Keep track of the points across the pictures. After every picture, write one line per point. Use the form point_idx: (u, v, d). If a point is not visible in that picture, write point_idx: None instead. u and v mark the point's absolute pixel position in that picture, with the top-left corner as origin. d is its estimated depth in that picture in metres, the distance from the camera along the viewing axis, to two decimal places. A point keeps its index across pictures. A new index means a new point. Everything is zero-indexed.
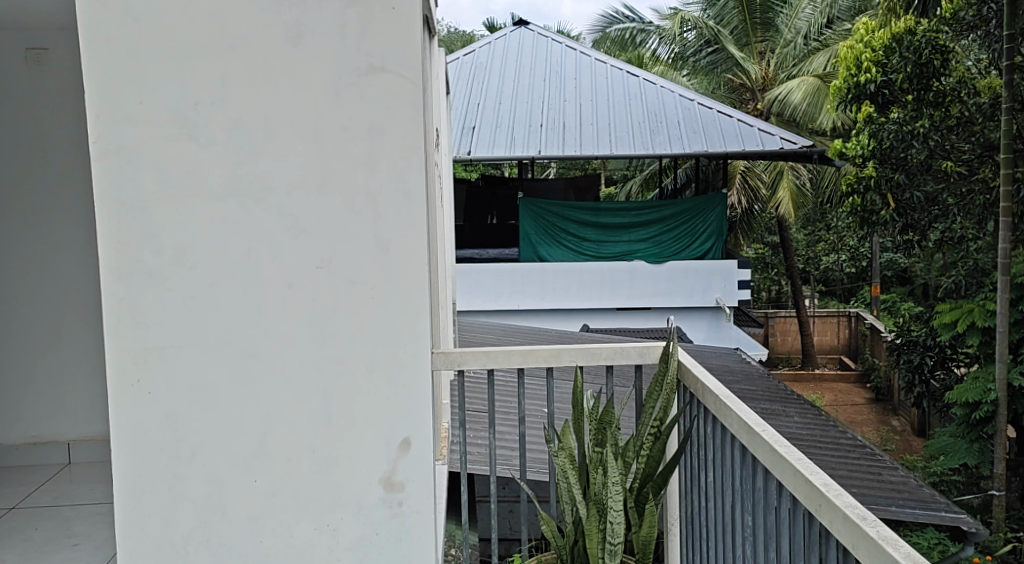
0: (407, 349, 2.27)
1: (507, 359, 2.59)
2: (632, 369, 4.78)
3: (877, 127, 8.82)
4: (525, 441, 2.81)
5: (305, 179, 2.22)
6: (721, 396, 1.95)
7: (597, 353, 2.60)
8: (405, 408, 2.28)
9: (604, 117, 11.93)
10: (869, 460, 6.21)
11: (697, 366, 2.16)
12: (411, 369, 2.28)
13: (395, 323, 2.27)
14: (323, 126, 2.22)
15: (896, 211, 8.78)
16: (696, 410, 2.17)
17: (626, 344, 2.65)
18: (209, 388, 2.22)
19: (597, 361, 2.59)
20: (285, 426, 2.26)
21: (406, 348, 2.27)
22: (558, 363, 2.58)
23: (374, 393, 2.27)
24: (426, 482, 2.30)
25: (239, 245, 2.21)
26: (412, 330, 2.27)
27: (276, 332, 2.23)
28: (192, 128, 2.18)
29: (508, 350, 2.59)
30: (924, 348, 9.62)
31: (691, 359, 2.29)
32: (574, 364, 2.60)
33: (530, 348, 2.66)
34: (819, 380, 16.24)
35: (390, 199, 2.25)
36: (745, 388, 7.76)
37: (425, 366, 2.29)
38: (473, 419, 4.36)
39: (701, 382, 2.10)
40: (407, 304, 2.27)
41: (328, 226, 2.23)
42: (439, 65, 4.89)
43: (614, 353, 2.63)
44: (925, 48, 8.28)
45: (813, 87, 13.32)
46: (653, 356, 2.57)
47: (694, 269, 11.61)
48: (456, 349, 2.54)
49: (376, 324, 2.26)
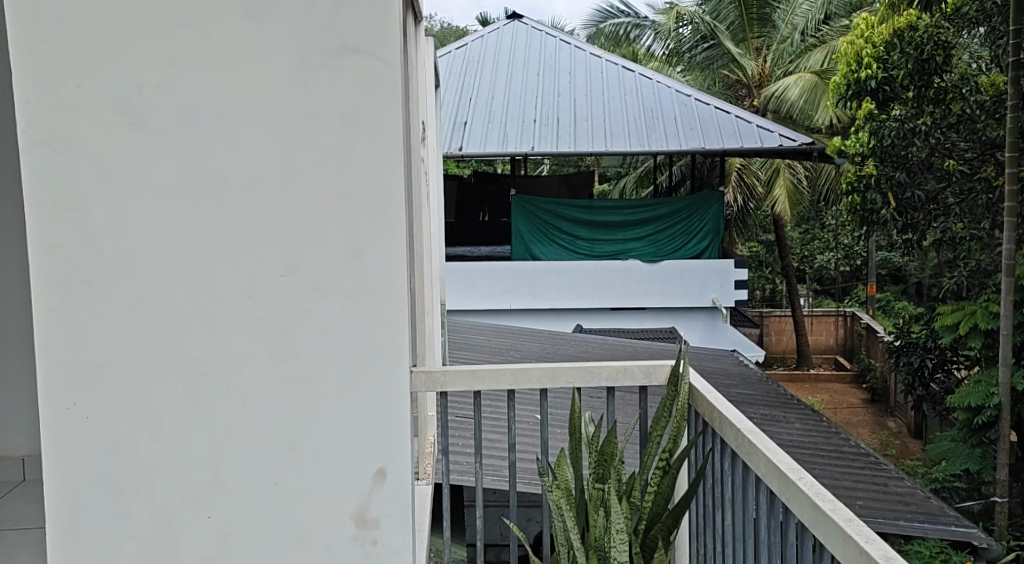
0: (388, 370, 2.01)
1: (497, 379, 2.34)
2: (636, 390, 4.50)
3: (878, 124, 8.51)
4: (513, 469, 2.53)
5: (266, 176, 1.95)
6: (744, 431, 1.69)
7: (598, 372, 2.36)
8: (385, 439, 2.02)
9: (599, 113, 11.66)
10: (875, 470, 5.99)
11: (710, 393, 1.92)
12: (391, 393, 2.02)
13: (371, 342, 2.01)
14: (288, 114, 1.95)
15: (897, 210, 8.56)
16: (712, 443, 1.92)
17: (630, 362, 2.41)
18: (157, 410, 1.96)
19: (597, 382, 2.35)
20: (242, 454, 1.99)
21: (386, 366, 2.01)
22: (555, 385, 2.34)
23: (347, 421, 2.02)
24: (403, 518, 2.04)
25: (187, 250, 1.94)
26: (392, 349, 2.01)
27: (235, 351, 1.97)
28: (136, 116, 1.91)
29: (498, 370, 2.34)
30: (924, 351, 9.42)
31: (705, 384, 2.05)
32: (571, 386, 2.36)
33: (522, 367, 2.41)
34: (814, 380, 16.07)
35: (365, 202, 1.98)
36: (744, 392, 7.57)
37: (404, 388, 2.04)
38: (463, 433, 4.11)
39: (717, 411, 1.86)
40: (387, 320, 2.01)
41: (294, 228, 1.97)
42: (428, 57, 4.69)
43: (617, 373, 2.39)
44: (927, 44, 8.09)
45: (810, 83, 13.13)
46: (660, 376, 2.32)
47: (689, 269, 11.37)
48: (440, 368, 2.31)
49: (349, 345, 2.00)
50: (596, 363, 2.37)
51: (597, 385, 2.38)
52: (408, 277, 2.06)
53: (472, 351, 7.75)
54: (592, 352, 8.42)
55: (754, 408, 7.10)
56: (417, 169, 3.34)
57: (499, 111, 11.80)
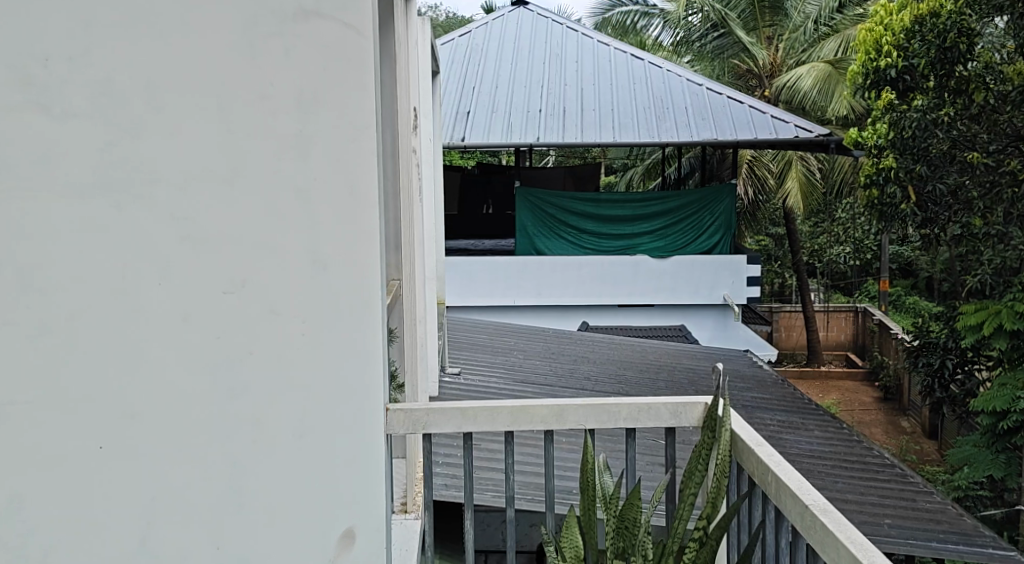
0: (364, 403, 1.88)
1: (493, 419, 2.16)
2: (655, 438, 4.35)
3: (898, 115, 8.12)
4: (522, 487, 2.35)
5: (202, 169, 1.58)
6: (814, 511, 1.62)
7: (617, 412, 2.36)
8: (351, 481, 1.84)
9: (606, 102, 11.27)
10: (902, 484, 5.61)
11: (777, 465, 1.85)
12: (366, 421, 1.90)
13: (344, 369, 1.81)
14: (228, 94, 1.60)
15: (916, 205, 8.12)
16: (771, 514, 1.87)
17: (655, 400, 2.41)
18: (75, 471, 1.51)
19: (617, 422, 2.36)
20: (176, 516, 1.60)
21: (364, 396, 1.89)
22: (561, 425, 2.35)
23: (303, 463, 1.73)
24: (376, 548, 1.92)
25: (108, 262, 1.52)
26: (367, 370, 1.90)
27: (174, 387, 1.58)
28: (41, 95, 1.46)
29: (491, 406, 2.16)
30: (944, 351, 9.09)
31: (752, 436, 2.06)
32: (580, 427, 2.36)
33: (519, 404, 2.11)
34: (824, 377, 15.66)
35: (334, 208, 1.76)
36: (757, 396, 7.19)
37: (375, 419, 1.96)
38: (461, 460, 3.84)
39: (773, 476, 1.82)
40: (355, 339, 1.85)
41: (240, 233, 1.62)
42: (422, 36, 4.24)
43: (639, 412, 2.39)
44: (951, 32, 7.61)
45: (824, 73, 12.66)
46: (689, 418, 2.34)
47: (700, 263, 11.07)
48: (422, 407, 2.32)
49: (322, 378, 1.75)
50: (612, 402, 2.38)
51: (617, 424, 2.39)
52: (362, 291, 1.86)
53: (471, 350, 7.41)
54: (598, 351, 8.10)
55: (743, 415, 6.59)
56: (406, 166, 3.04)
57: (502, 101, 11.41)
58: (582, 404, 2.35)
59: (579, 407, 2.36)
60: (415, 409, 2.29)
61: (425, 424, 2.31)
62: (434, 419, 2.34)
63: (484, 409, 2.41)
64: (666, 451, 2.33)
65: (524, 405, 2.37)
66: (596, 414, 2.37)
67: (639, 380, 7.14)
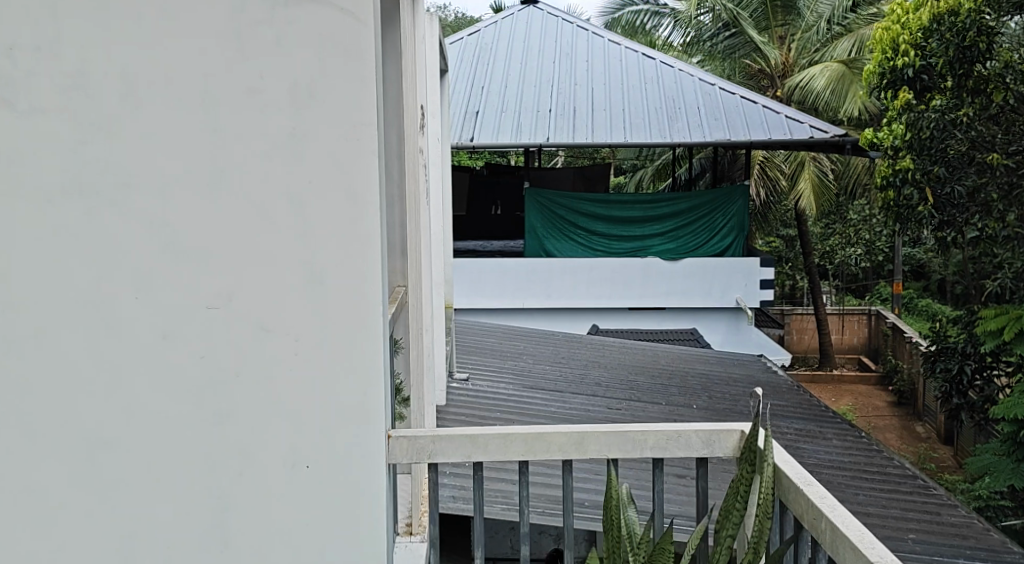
0: (371, 430, 1.71)
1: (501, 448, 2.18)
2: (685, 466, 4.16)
3: (916, 115, 7.86)
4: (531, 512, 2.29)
5: (183, 169, 1.42)
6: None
7: (640, 440, 2.23)
8: (354, 518, 1.67)
9: (617, 102, 11.09)
10: (925, 497, 5.40)
11: (833, 515, 1.78)
12: (373, 450, 1.72)
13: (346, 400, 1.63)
14: (215, 86, 1.44)
15: (934, 207, 7.86)
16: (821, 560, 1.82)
17: (686, 427, 2.26)
18: (44, 503, 1.36)
19: (642, 450, 2.23)
20: (157, 555, 1.45)
21: (369, 423, 1.71)
22: (581, 456, 2.22)
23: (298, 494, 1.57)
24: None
25: (81, 269, 1.37)
26: (373, 396, 1.71)
27: (153, 408, 1.43)
28: (9, 89, 1.31)
29: (500, 434, 2.16)
30: (963, 356, 8.87)
31: (800, 474, 2.00)
32: (603, 457, 2.24)
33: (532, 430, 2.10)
34: (837, 381, 15.47)
35: (334, 215, 1.58)
36: (773, 403, 7.01)
37: (379, 450, 1.77)
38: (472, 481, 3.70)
39: (829, 525, 1.77)
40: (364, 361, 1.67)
41: (227, 244, 1.46)
42: (431, 33, 4.10)
43: (666, 440, 2.25)
44: (970, 30, 7.32)
45: (837, 73, 12.40)
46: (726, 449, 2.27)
47: (713, 266, 10.92)
48: (430, 436, 2.19)
49: (324, 407, 1.59)
50: (636, 429, 2.25)
51: (643, 453, 2.25)
52: (369, 303, 1.68)
53: (480, 354, 7.24)
54: (610, 356, 7.90)
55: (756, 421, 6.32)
56: (414, 167, 2.88)
57: (512, 101, 11.24)
58: (603, 430, 2.23)
59: (601, 434, 2.23)
60: (421, 437, 2.15)
61: (430, 452, 2.18)
62: (440, 448, 2.21)
63: (496, 434, 2.26)
64: (699, 483, 2.29)
65: (540, 432, 2.24)
66: (619, 442, 2.23)
67: (652, 386, 6.96)
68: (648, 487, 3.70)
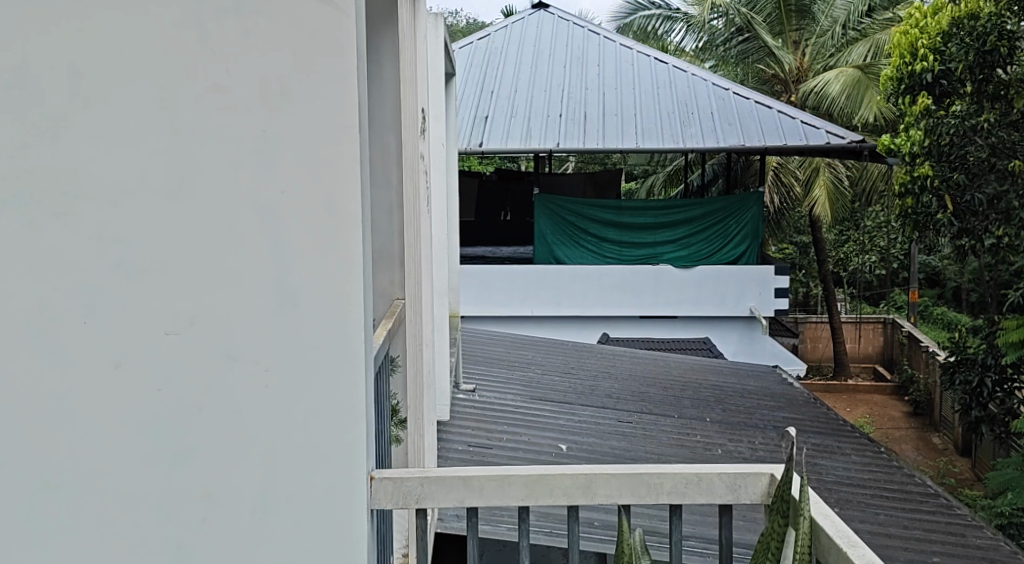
0: (346, 464, 1.63)
1: (497, 488, 2.04)
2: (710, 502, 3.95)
3: (935, 121, 7.60)
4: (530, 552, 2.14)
5: (137, 174, 1.26)
6: None
7: (658, 484, 2.05)
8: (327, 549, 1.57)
9: (630, 107, 10.91)
10: (948, 517, 5.17)
11: None
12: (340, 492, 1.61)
13: (320, 427, 1.53)
14: (171, 84, 1.28)
15: (953, 215, 7.62)
16: None
17: (708, 471, 2.07)
18: None
19: (659, 496, 2.05)
20: None
21: (339, 464, 1.60)
22: (589, 502, 2.04)
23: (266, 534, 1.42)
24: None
25: (30, 284, 1.17)
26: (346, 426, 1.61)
27: (116, 451, 1.24)
28: None
29: (498, 476, 2.03)
30: (983, 368, 8.61)
31: (840, 535, 1.82)
32: (617, 502, 2.06)
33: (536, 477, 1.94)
34: (853, 391, 15.14)
35: (309, 234, 1.49)
36: (790, 416, 6.79)
37: (352, 486, 1.66)
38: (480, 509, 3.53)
39: None
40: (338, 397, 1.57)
41: (187, 260, 1.31)
42: (434, 34, 3.94)
43: (689, 484, 2.06)
44: (991, 34, 7.04)
45: (853, 78, 12.21)
46: (753, 495, 2.08)
47: (727, 274, 10.74)
48: (419, 478, 2.02)
49: (298, 443, 1.48)
50: (652, 471, 2.06)
51: (658, 499, 2.06)
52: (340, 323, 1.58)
53: (487, 364, 7.07)
54: (619, 367, 7.72)
55: (771, 435, 6.12)
56: (414, 172, 2.74)
57: (522, 106, 11.09)
58: (612, 474, 2.05)
59: (610, 476, 2.05)
60: (406, 480, 1.97)
61: (418, 497, 1.99)
62: (430, 492, 2.03)
63: (494, 476, 2.08)
64: (720, 531, 2.13)
65: (543, 473, 2.06)
66: (632, 486, 2.05)
67: (663, 397, 6.79)
68: (663, 513, 3.52)
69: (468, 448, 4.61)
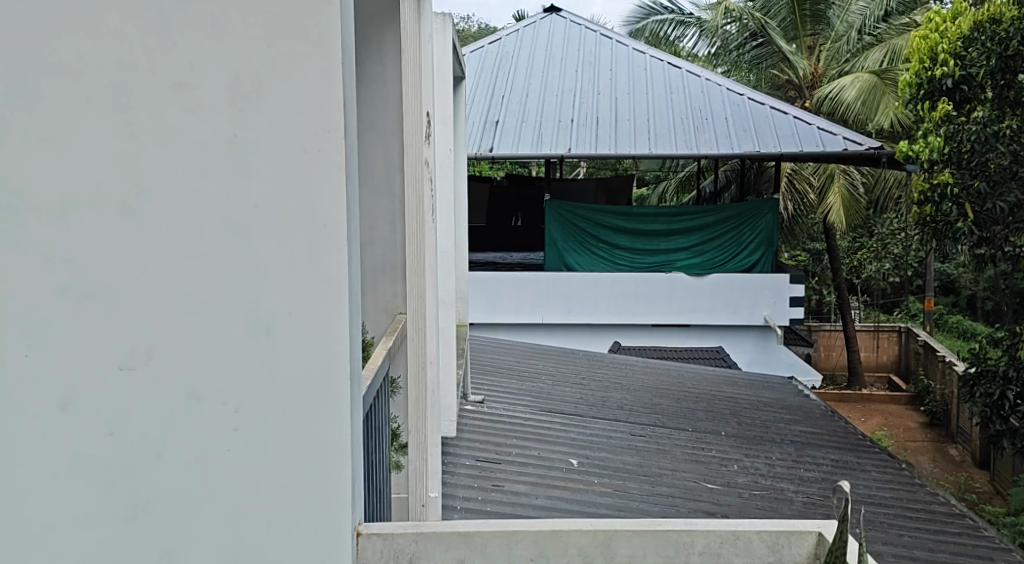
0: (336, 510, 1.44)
1: (504, 545, 1.85)
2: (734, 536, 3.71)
3: (956, 128, 7.39)
4: None
5: None
6: None
7: (687, 542, 1.87)
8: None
9: (643, 113, 10.72)
10: (975, 539, 4.93)
11: None
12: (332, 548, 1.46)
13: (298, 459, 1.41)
14: None
15: (974, 222, 7.37)
16: None
17: (746, 529, 1.90)
18: None
19: (689, 555, 1.87)
20: None
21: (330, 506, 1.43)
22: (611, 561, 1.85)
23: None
24: None
25: None
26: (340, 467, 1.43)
27: None
28: None
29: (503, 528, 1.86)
30: (1005, 380, 8.36)
31: None
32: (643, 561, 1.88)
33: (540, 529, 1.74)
34: (867, 401, 14.85)
35: (291, 251, 1.36)
36: (807, 430, 6.57)
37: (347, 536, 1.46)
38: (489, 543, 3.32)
39: None
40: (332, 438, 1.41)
41: None
42: (442, 34, 3.77)
43: (721, 543, 1.88)
44: (1013, 39, 6.84)
45: (869, 84, 11.99)
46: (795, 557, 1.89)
47: (741, 283, 10.52)
48: (413, 531, 1.86)
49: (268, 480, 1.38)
50: (682, 530, 1.88)
51: (689, 560, 1.88)
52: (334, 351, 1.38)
53: (497, 374, 6.89)
54: (632, 377, 7.52)
55: (788, 451, 5.91)
56: (417, 182, 2.57)
57: (532, 110, 10.93)
58: (636, 529, 1.87)
59: (633, 532, 1.87)
60: (398, 535, 1.80)
61: (413, 554, 1.83)
62: (425, 548, 1.86)
63: (498, 530, 1.89)
64: None
65: (558, 528, 1.88)
66: (658, 545, 1.87)
67: (676, 409, 6.59)
68: None
69: (477, 463, 4.42)
